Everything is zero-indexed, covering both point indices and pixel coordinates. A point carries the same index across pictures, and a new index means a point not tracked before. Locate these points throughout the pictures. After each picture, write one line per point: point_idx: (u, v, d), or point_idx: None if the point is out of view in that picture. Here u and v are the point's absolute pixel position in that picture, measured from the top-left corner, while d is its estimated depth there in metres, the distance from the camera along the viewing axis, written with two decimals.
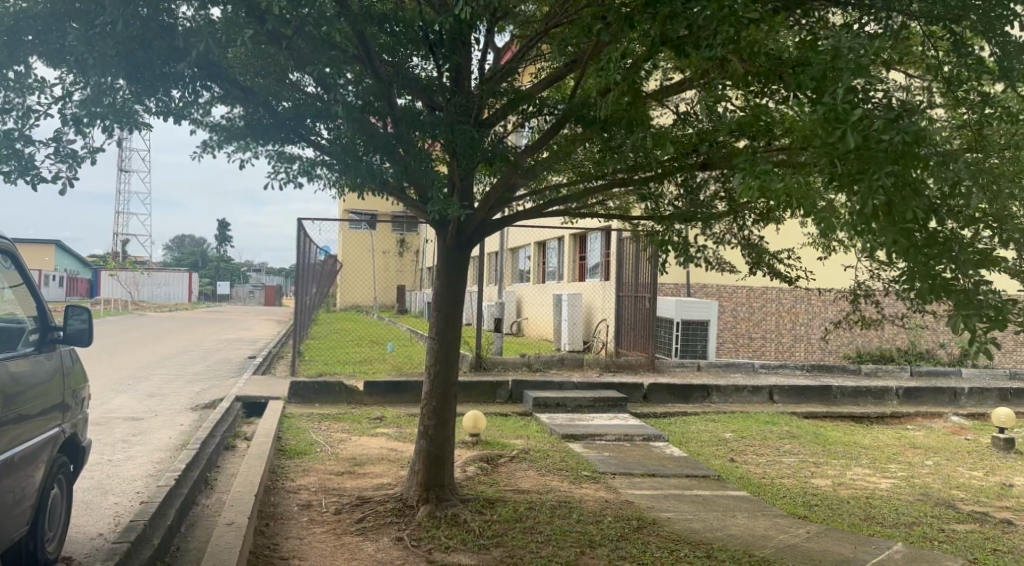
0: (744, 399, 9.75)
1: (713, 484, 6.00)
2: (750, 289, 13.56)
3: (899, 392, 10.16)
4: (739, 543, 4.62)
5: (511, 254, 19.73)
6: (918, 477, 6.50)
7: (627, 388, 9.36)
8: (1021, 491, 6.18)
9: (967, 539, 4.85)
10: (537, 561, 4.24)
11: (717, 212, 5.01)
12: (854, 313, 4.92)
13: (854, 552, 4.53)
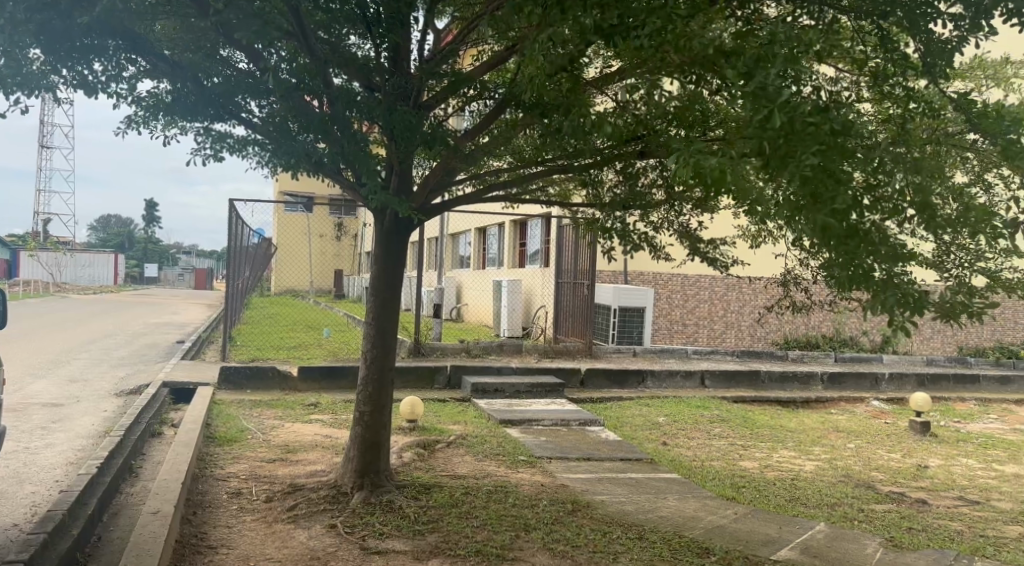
0: (677, 384, 9.95)
1: (646, 468, 6.10)
2: (685, 277, 13.81)
3: (824, 377, 10.51)
4: (669, 524, 4.72)
5: (452, 239, 19.63)
6: (840, 459, 6.75)
7: (564, 373, 9.43)
8: (935, 471, 6.47)
9: (885, 519, 5.06)
10: (471, 546, 4.24)
11: (654, 200, 5.07)
12: (784, 301, 5.03)
13: (778, 532, 4.67)
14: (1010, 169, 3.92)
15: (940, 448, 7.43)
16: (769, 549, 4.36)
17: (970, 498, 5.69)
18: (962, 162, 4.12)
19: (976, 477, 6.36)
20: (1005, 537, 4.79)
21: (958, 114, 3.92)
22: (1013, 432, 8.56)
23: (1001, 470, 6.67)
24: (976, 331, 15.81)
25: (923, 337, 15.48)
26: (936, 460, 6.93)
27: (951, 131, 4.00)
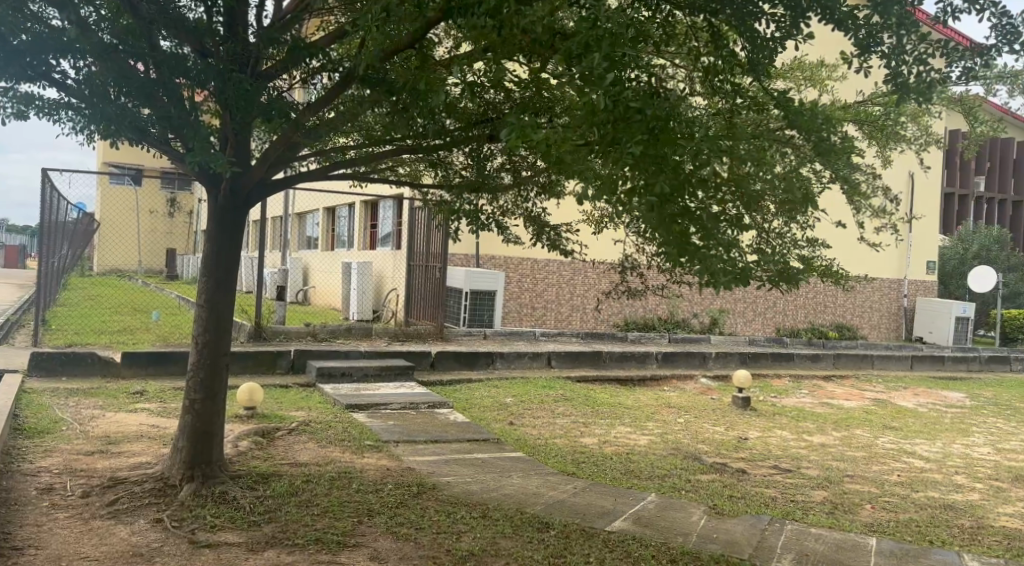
0: (524, 364, 10.15)
1: (491, 448, 6.18)
2: (534, 261, 14.09)
3: (659, 356, 11.10)
4: (512, 501, 4.81)
5: (298, 218, 18.95)
6: (671, 433, 7.15)
7: (414, 356, 9.32)
8: (754, 443, 7.00)
9: (709, 488, 5.41)
10: (310, 534, 4.11)
11: (502, 183, 5.06)
12: (621, 285, 5.19)
13: (613, 504, 4.87)
14: (824, 164, 4.27)
15: (758, 421, 8.05)
16: (604, 521, 4.54)
17: (782, 466, 6.20)
18: (783, 157, 4.44)
19: (789, 447, 6.94)
20: (811, 501, 5.26)
21: (778, 111, 4.21)
22: (820, 405, 9.43)
23: (809, 439, 7.32)
24: (791, 313, 17.28)
25: (747, 319, 16.73)
26: (755, 431, 7.50)
27: (773, 127, 4.28)
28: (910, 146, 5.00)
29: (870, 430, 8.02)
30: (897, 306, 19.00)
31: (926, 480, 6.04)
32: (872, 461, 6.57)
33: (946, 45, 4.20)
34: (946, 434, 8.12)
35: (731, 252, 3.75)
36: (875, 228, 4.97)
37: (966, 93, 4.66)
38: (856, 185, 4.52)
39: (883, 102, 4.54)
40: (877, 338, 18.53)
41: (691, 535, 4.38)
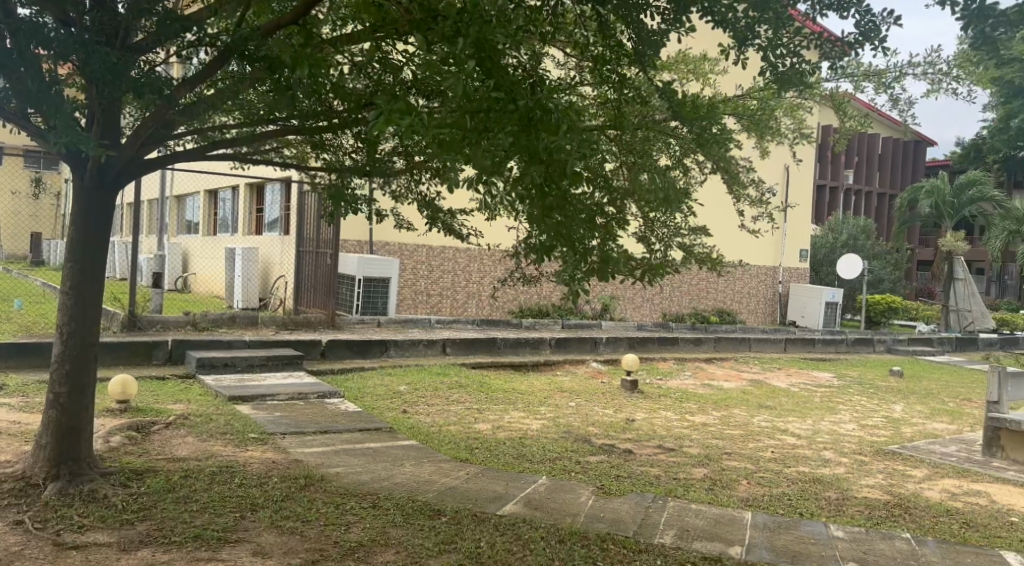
0: (418, 352, 10.08)
1: (383, 436, 6.09)
2: (428, 248, 13.99)
3: (552, 342, 11.27)
4: (403, 489, 4.76)
5: (177, 201, 18.06)
6: (562, 417, 7.27)
7: (303, 345, 9.07)
8: (641, 424, 7.21)
9: (597, 469, 5.53)
10: (189, 532, 3.94)
11: (394, 168, 4.94)
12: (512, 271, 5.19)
13: (505, 489, 4.91)
14: (705, 154, 4.43)
15: (645, 403, 8.30)
16: (495, 506, 4.57)
17: (667, 446, 6.42)
18: (667, 147, 4.55)
19: (674, 427, 7.20)
20: (693, 479, 5.47)
21: (661, 102, 4.31)
22: (703, 386, 9.84)
23: (692, 420, 7.62)
24: (676, 298, 18.02)
25: (635, 305, 17.23)
26: (642, 413, 7.74)
27: (658, 118, 4.37)
28: (786, 138, 5.23)
29: (748, 409, 8.44)
30: (773, 292, 20.05)
31: (798, 456, 6.40)
32: (749, 439, 6.91)
33: (819, 39, 4.42)
34: (816, 411, 8.64)
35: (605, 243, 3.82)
36: (754, 217, 5.19)
37: (836, 88, 4.92)
38: (736, 175, 4.69)
39: (761, 95, 4.72)
40: (755, 322, 19.50)
41: (580, 516, 4.47)
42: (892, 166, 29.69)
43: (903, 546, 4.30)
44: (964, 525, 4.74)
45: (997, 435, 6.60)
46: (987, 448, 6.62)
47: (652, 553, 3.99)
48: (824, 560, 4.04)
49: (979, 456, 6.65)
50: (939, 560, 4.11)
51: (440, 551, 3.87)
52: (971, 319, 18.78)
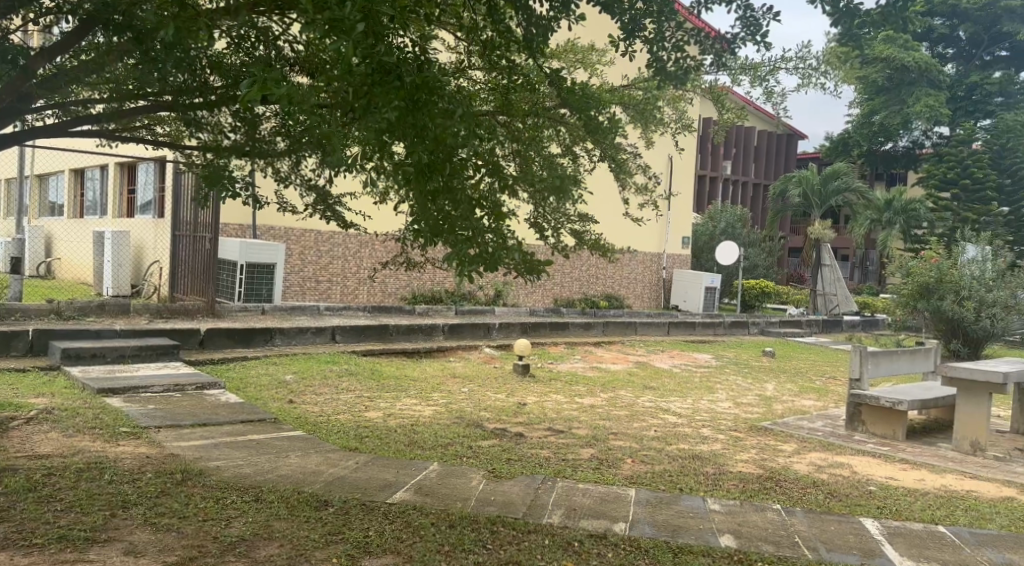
0: (306, 340, 9.82)
1: (268, 428, 5.89)
2: (316, 233, 13.64)
3: (444, 328, 11.24)
4: (288, 481, 4.62)
5: (38, 180, 16.80)
6: (454, 402, 7.26)
7: (180, 335, 8.66)
8: (531, 408, 7.30)
9: (488, 453, 5.56)
10: (52, 533, 3.68)
11: (276, 150, 4.73)
12: (402, 256, 5.08)
13: (395, 476, 4.86)
14: (593, 142, 4.49)
15: (536, 387, 8.42)
16: (385, 494, 4.51)
17: (556, 428, 6.53)
18: (557, 135, 4.59)
19: (563, 410, 7.34)
20: (580, 459, 5.59)
21: (552, 89, 4.31)
22: (591, 369, 10.07)
23: (581, 402, 7.79)
24: (567, 284, 18.39)
25: (528, 291, 17.47)
26: (533, 397, 7.85)
27: (548, 104, 4.38)
28: (669, 128, 5.39)
29: (633, 390, 8.71)
30: (658, 278, 20.76)
31: (679, 434, 6.66)
32: (634, 419, 7.12)
33: (699, 35, 4.56)
34: (696, 391, 9.01)
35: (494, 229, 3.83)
36: (639, 205, 5.32)
37: (715, 81, 5.10)
38: (622, 162, 4.78)
39: (645, 86, 4.83)
40: (641, 306, 20.13)
41: (470, 500, 4.48)
42: (767, 158, 31.24)
43: (774, 517, 4.55)
44: (829, 496, 5.06)
45: (859, 410, 7.10)
46: (849, 423, 7.12)
47: (541, 533, 4.06)
48: (702, 533, 4.23)
49: (842, 430, 7.13)
50: (805, 529, 4.38)
51: (326, 543, 3.78)
52: (836, 302, 20.20)
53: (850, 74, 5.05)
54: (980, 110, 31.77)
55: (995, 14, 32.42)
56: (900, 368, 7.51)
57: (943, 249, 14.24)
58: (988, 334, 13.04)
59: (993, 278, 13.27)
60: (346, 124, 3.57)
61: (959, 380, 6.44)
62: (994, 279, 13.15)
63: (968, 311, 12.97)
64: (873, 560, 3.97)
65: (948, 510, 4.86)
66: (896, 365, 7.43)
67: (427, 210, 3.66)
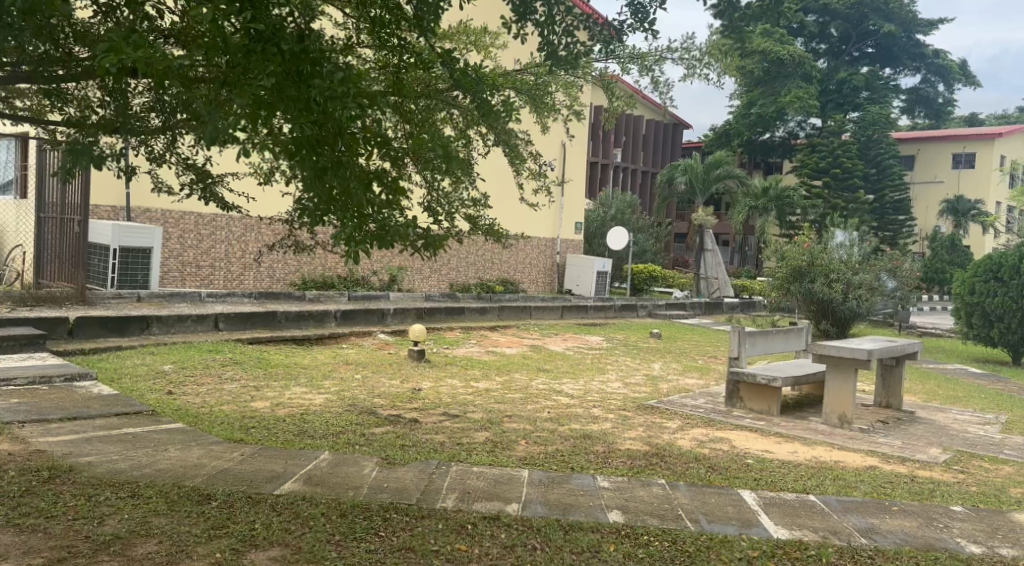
0: (187, 329, 9.39)
1: (145, 420, 5.61)
2: (197, 216, 13.05)
3: (337, 314, 11.02)
4: (167, 476, 4.41)
5: None
6: (346, 390, 7.14)
7: (46, 324, 8.10)
8: (426, 393, 7.27)
9: (381, 440, 5.50)
10: None
11: (149, 126, 4.44)
12: (289, 240, 4.88)
13: (283, 467, 4.73)
14: (486, 126, 4.50)
15: (431, 372, 8.38)
16: (272, 485, 4.38)
17: (451, 412, 6.53)
18: (450, 117, 4.54)
19: (458, 394, 7.36)
20: (474, 442, 5.62)
21: (443, 71, 4.27)
22: (486, 354, 10.12)
23: (476, 386, 7.81)
24: (463, 269, 18.41)
25: (423, 275, 17.36)
26: (428, 382, 7.82)
27: (440, 86, 4.35)
28: (561, 114, 5.41)
29: (527, 373, 8.84)
30: (552, 262, 21.06)
31: (572, 415, 6.79)
32: (528, 401, 7.22)
33: (588, 21, 4.64)
34: (588, 373, 9.23)
35: (383, 209, 3.74)
36: (533, 189, 5.32)
37: (605, 69, 5.19)
38: (516, 147, 4.79)
39: (536, 70, 4.85)
40: (536, 291, 20.39)
41: (362, 488, 4.42)
42: (655, 145, 32.18)
43: (659, 492, 4.72)
44: (710, 470, 5.29)
45: (737, 387, 7.46)
46: (729, 400, 7.47)
47: (433, 518, 4.05)
48: (592, 510, 4.33)
49: (723, 407, 7.47)
50: (689, 502, 4.57)
51: (208, 538, 3.64)
52: (718, 285, 21.11)
53: (733, 64, 5.24)
54: (849, 103, 33.64)
55: (861, 13, 34.57)
56: (775, 347, 7.93)
57: (814, 235, 15.11)
58: (854, 314, 13.95)
59: (859, 261, 14.21)
60: (224, 97, 3.43)
61: (828, 357, 6.86)
62: (859, 262, 14.09)
63: (836, 293, 13.84)
64: (750, 529, 4.18)
65: (817, 480, 5.17)
66: (772, 343, 7.85)
67: (314, 187, 3.55)
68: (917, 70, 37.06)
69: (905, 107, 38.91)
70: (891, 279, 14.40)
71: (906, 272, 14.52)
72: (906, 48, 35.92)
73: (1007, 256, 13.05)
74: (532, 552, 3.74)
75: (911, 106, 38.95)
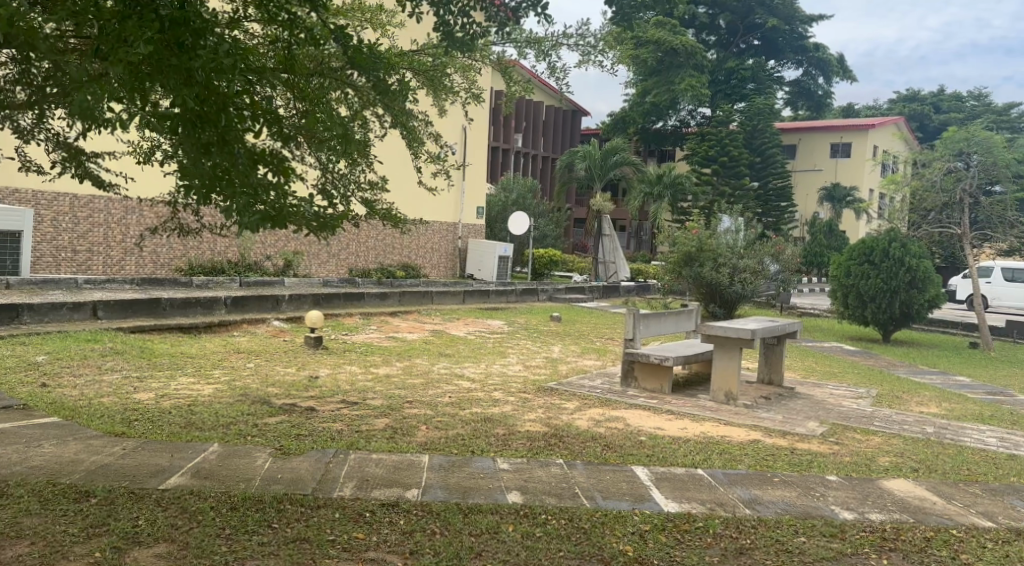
0: (62, 317, 8.83)
1: (15, 415, 5.25)
2: (73, 197, 12.31)
3: (227, 301, 10.63)
4: (40, 474, 4.14)
5: None
6: (237, 379, 6.91)
7: None
8: (323, 381, 7.13)
9: (275, 430, 5.36)
10: None
11: (15, 99, 4.12)
12: (173, 222, 4.64)
13: (169, 461, 4.53)
14: (383, 107, 4.40)
15: (328, 359, 8.23)
16: (157, 480, 4.19)
17: (349, 400, 6.44)
18: (345, 97, 4.42)
19: (357, 380, 7.26)
20: (373, 429, 5.56)
21: (337, 49, 4.15)
22: (386, 339, 10.03)
23: (375, 372, 7.73)
24: (362, 253, 18.13)
25: (320, 260, 17.02)
26: (325, 369, 7.68)
27: (333, 65, 4.22)
28: (459, 97, 5.37)
29: (428, 358, 8.81)
30: (453, 247, 21.01)
31: (472, 399, 6.82)
32: (428, 387, 7.20)
33: (485, 2, 4.47)
34: (490, 356, 9.30)
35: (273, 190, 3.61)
36: (432, 173, 5.25)
37: (502, 53, 5.19)
38: (413, 130, 4.72)
39: (434, 52, 4.77)
40: (437, 276, 20.32)
41: (254, 480, 4.29)
42: (554, 131, 32.55)
43: (557, 471, 4.81)
44: (606, 448, 5.43)
45: (632, 367, 7.69)
46: (624, 380, 7.70)
47: (330, 507, 3.98)
48: (491, 492, 4.37)
49: (619, 387, 7.69)
50: (585, 480, 4.67)
51: (86, 537, 3.45)
52: (614, 269, 21.66)
53: (625, 52, 5.32)
54: (737, 93, 35.03)
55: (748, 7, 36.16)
56: (667, 329, 8.19)
57: (704, 220, 15.70)
58: (741, 296, 14.59)
59: (744, 246, 14.88)
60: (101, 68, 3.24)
61: (716, 337, 7.16)
62: (744, 247, 14.75)
63: (723, 276, 14.43)
64: (642, 504, 4.32)
65: (706, 455, 5.40)
66: (664, 325, 8.11)
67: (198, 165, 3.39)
68: (799, 63, 38.74)
69: (788, 98, 40.78)
70: (774, 263, 15.15)
71: (788, 257, 15.31)
72: (789, 42, 37.58)
73: (878, 241, 13.96)
74: (431, 536, 3.73)
75: (794, 98, 40.61)
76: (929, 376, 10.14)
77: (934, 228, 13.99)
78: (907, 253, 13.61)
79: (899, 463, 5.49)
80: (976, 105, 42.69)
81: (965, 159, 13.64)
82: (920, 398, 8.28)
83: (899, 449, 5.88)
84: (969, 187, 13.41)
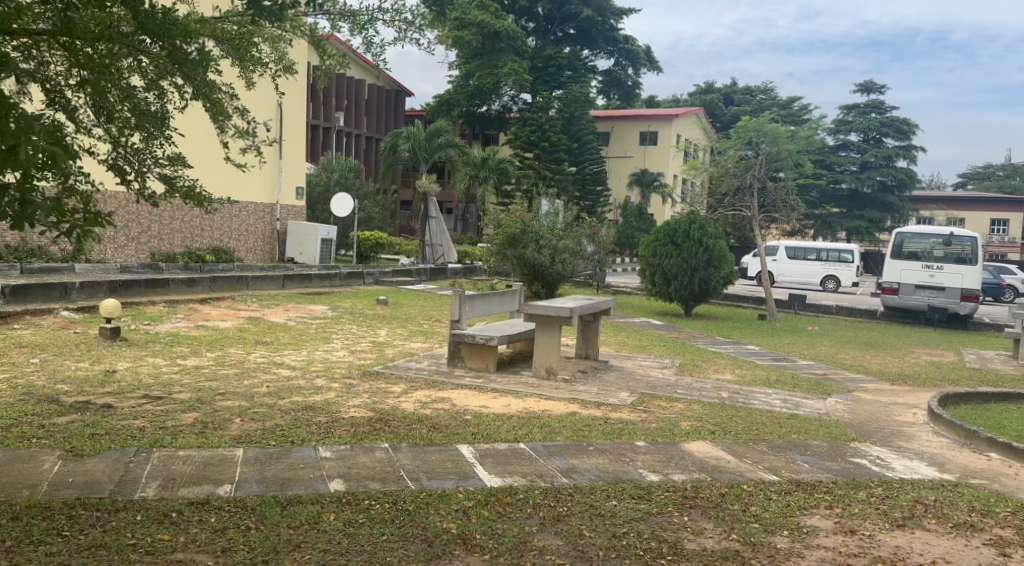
0: None
1: None
2: None
3: (5, 291, 9.54)
4: None
5: None
6: (19, 377, 6.22)
7: None
8: (122, 375, 6.59)
9: (67, 430, 4.89)
10: None
11: None
12: None
13: None
14: (181, 77, 4.06)
15: (128, 351, 7.62)
16: None
17: (153, 394, 6.00)
18: (138, 65, 4.04)
19: (161, 373, 6.79)
20: (181, 425, 5.22)
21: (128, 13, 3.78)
22: (196, 328, 9.45)
23: (183, 364, 7.26)
24: (167, 235, 16.94)
25: (116, 244, 15.70)
26: (124, 362, 7.10)
27: (124, 29, 3.84)
28: (268, 68, 5.10)
29: (242, 346, 8.40)
30: (271, 230, 20.12)
31: (292, 387, 6.59)
32: (243, 377, 6.87)
33: None
34: (311, 343, 9.02)
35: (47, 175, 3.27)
36: (241, 149, 4.94)
37: (315, 26, 4.99)
38: (217, 102, 4.41)
39: (239, 19, 4.48)
40: (253, 260, 19.41)
41: (41, 485, 3.90)
42: (377, 111, 32.00)
43: (382, 456, 4.77)
44: (430, 429, 5.45)
45: (458, 348, 7.76)
46: (451, 360, 7.76)
47: (131, 510, 3.70)
48: (311, 481, 4.26)
49: (444, 367, 7.75)
50: (409, 462, 4.67)
51: None
52: (442, 252, 21.74)
53: (442, 33, 5.28)
54: (554, 80, 36.04)
55: None
56: (492, 309, 8.32)
57: (525, 203, 16.12)
58: (560, 275, 15.16)
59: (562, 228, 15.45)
60: None
61: (536, 316, 7.38)
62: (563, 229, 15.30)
63: (544, 257, 14.89)
64: (466, 481, 4.39)
65: (527, 429, 5.57)
66: (488, 306, 8.23)
67: None
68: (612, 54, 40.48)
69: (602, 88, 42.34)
70: (590, 244, 15.84)
71: (603, 238, 16.06)
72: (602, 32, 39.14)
73: (682, 222, 14.96)
74: (245, 532, 3.57)
75: (607, 87, 42.26)
76: (723, 346, 11.09)
77: (729, 210, 15.23)
78: (704, 234, 14.73)
79: (698, 426, 5.96)
80: (765, 99, 46.75)
81: (754, 148, 14.92)
82: (718, 366, 9.04)
83: (699, 414, 6.37)
84: (758, 174, 14.69)
